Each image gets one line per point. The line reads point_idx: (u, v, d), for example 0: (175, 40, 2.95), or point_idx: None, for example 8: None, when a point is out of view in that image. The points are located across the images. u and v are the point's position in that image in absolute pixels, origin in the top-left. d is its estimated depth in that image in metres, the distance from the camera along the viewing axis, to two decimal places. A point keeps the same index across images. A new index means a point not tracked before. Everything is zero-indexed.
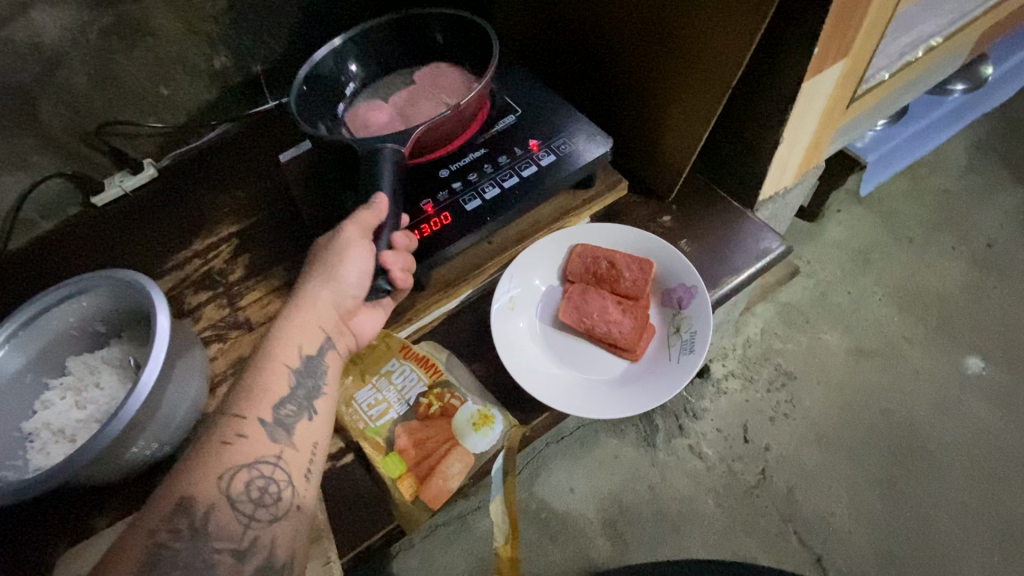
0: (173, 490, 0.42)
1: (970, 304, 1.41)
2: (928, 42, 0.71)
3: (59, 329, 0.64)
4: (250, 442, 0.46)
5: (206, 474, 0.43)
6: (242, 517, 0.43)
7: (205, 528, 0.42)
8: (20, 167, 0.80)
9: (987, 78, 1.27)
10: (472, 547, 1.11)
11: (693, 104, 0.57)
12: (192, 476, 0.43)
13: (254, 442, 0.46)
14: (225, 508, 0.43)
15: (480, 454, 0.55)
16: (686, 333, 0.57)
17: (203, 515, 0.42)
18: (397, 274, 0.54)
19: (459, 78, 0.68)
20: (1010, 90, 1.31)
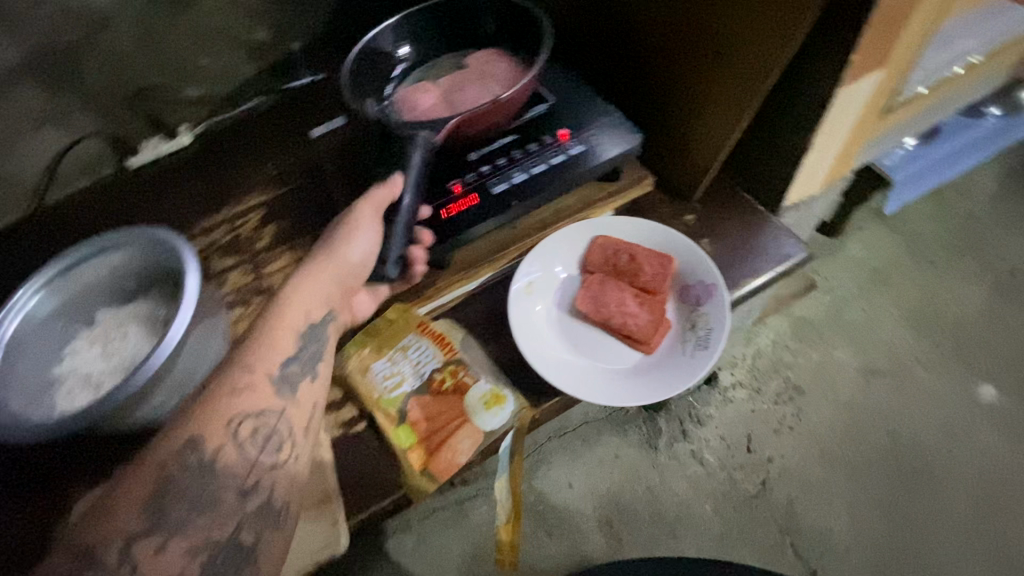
0: (167, 433, 0.43)
1: (989, 331, 1.39)
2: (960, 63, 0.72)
3: (90, 283, 0.67)
4: (256, 392, 0.47)
5: (214, 420, 0.44)
6: (247, 459, 0.44)
7: (212, 466, 0.43)
8: (60, 124, 0.83)
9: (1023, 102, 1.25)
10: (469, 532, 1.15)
11: (728, 100, 0.57)
12: (181, 423, 0.44)
13: (260, 394, 0.47)
14: (231, 450, 0.44)
15: (490, 432, 0.56)
16: (702, 329, 0.56)
17: (210, 455, 0.43)
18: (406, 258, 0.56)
19: (510, 67, 0.65)
20: None
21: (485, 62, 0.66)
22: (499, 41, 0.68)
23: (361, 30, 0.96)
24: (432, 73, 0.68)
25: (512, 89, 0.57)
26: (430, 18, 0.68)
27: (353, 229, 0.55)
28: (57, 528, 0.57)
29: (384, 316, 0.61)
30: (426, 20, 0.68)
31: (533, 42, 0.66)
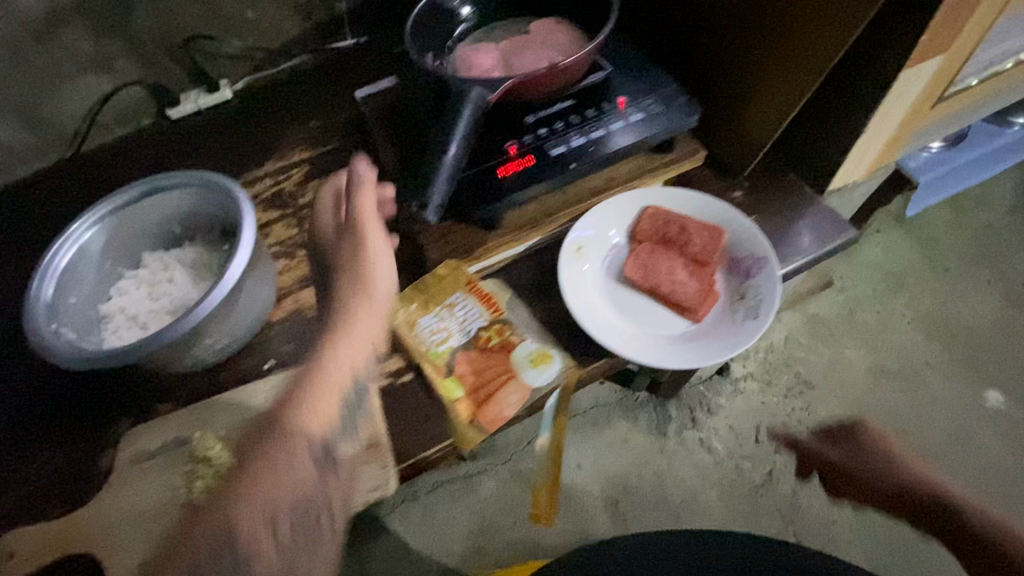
0: None
1: (999, 339, 1.41)
2: (1003, 63, 0.73)
3: (138, 223, 0.66)
4: (327, 414, 0.50)
5: (292, 444, 0.48)
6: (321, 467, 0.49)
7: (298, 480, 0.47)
8: (104, 69, 0.83)
9: None
10: (475, 506, 1.22)
11: (789, 76, 0.57)
12: None
13: (330, 415, 0.50)
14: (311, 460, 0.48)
15: (537, 389, 0.56)
16: (753, 300, 0.56)
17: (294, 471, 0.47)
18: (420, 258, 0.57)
19: (571, 36, 0.65)
20: None
21: (548, 27, 0.66)
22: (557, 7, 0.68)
23: None
24: (494, 35, 0.68)
25: (574, 57, 0.57)
26: None
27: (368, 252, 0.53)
28: (100, 463, 0.58)
29: (434, 272, 0.62)
30: None
31: (594, 11, 0.66)
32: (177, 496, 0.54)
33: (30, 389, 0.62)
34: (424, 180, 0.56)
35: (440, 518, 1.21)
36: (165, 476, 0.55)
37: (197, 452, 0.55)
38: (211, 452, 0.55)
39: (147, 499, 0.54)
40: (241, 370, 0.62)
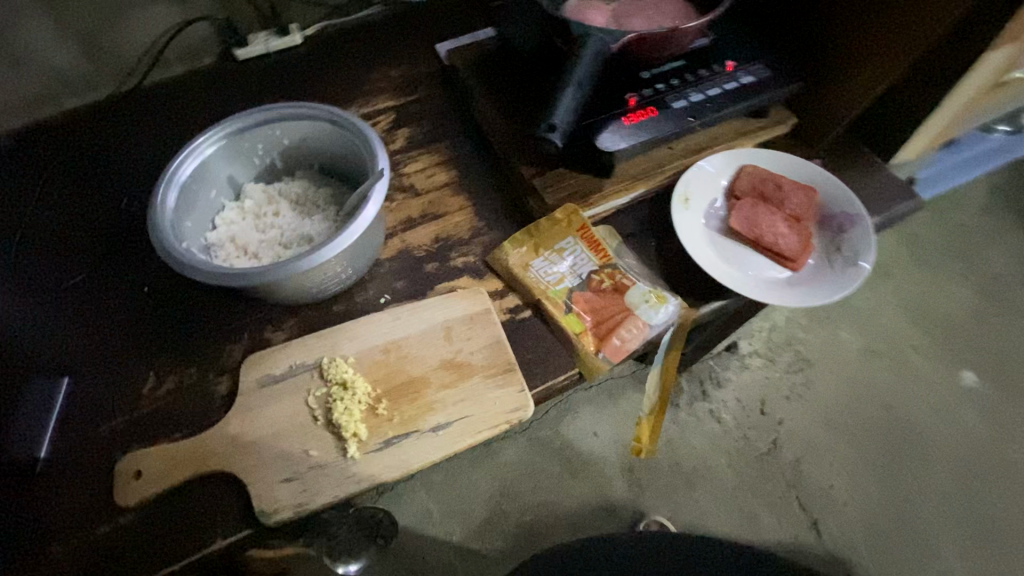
0: None
1: (982, 324, 1.48)
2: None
3: (246, 151, 0.64)
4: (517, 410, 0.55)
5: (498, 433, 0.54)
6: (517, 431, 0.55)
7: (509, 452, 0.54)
8: (177, 0, 0.81)
9: None
10: (498, 472, 1.26)
11: (885, 51, 0.61)
12: None
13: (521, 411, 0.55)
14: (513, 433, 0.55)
15: (654, 326, 0.60)
16: (848, 251, 0.62)
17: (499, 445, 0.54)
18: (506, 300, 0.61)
19: (682, 6, 0.69)
20: None
21: None
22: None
23: None
24: None
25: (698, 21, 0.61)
26: None
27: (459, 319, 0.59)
28: (219, 387, 0.58)
29: (551, 216, 0.65)
30: None
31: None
32: (315, 418, 0.54)
33: (133, 316, 0.62)
34: (552, 103, 0.57)
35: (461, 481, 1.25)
36: (299, 399, 0.55)
37: (332, 376, 0.55)
38: (347, 376, 0.55)
39: (281, 421, 0.54)
40: (354, 305, 0.63)
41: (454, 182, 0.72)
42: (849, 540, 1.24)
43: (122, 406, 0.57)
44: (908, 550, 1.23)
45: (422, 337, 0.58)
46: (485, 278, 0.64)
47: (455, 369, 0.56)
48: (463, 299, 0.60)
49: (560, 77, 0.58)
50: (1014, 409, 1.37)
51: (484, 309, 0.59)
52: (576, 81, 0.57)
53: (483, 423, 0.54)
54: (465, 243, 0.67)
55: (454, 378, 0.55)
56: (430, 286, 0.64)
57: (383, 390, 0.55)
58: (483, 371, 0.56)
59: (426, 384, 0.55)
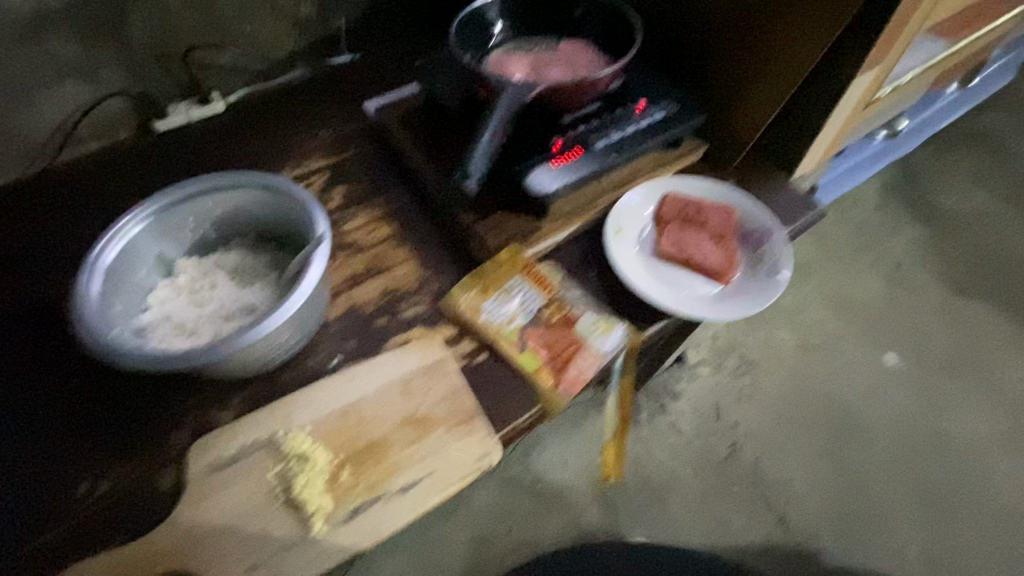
0: None
1: (901, 302, 1.55)
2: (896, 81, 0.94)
3: (176, 227, 0.63)
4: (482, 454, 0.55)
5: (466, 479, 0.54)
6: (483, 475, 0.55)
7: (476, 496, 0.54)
8: (88, 79, 0.78)
9: (922, 114, 1.48)
10: (471, 520, 1.23)
11: (769, 84, 0.72)
12: None
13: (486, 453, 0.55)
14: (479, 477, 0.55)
15: (606, 353, 0.62)
16: (769, 260, 0.68)
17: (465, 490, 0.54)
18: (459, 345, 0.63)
19: (595, 55, 0.75)
20: (938, 124, 1.52)
21: (576, 46, 0.76)
22: (585, 28, 0.78)
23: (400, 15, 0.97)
24: (524, 48, 0.77)
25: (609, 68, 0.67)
26: (529, 6, 0.78)
27: (412, 371, 0.59)
28: (162, 480, 0.55)
29: (494, 259, 0.67)
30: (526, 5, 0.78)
31: (619, 35, 0.75)
32: (274, 497, 0.51)
33: (54, 417, 0.57)
34: (470, 151, 0.64)
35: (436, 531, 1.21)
36: (255, 479, 0.52)
37: (289, 450, 0.53)
38: (305, 447, 0.53)
39: (239, 505, 0.51)
40: (307, 370, 0.61)
41: (397, 234, 0.72)
42: (813, 529, 1.27)
43: (55, 518, 0.53)
44: (865, 531, 1.27)
45: (381, 396, 0.57)
46: (438, 325, 0.65)
47: (417, 424, 0.55)
48: (418, 350, 0.60)
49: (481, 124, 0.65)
50: (936, 383, 1.43)
51: (439, 358, 0.60)
52: (491, 126, 0.64)
53: (453, 476, 0.53)
54: (414, 292, 0.67)
55: (417, 434, 0.55)
56: (383, 340, 0.64)
57: (345, 456, 0.53)
58: (446, 423, 0.55)
59: (388, 445, 0.54)
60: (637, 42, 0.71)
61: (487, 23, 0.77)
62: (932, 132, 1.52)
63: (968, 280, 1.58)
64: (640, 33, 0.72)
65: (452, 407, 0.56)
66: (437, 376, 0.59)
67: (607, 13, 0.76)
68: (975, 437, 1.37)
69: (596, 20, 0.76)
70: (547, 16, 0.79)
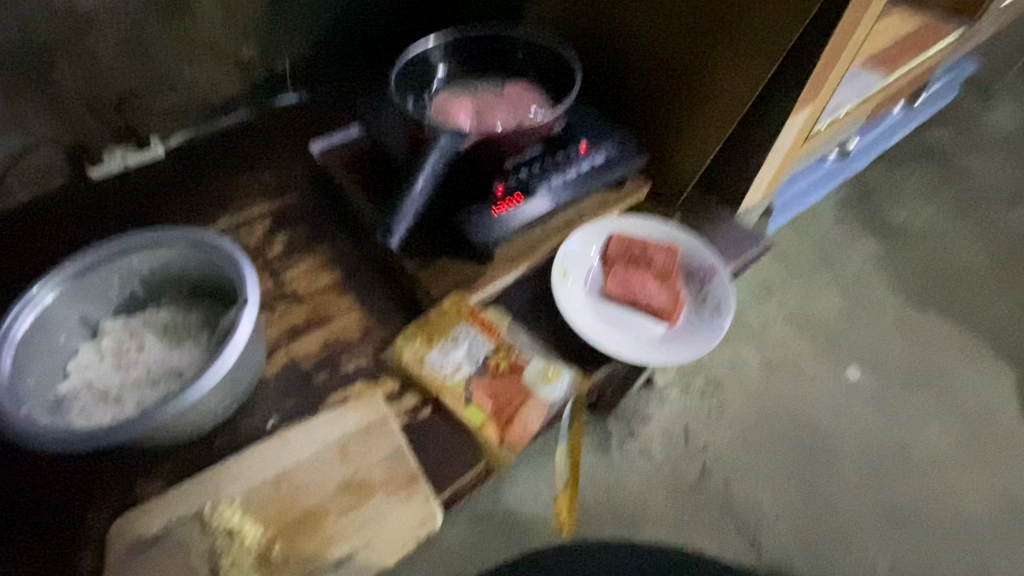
0: None
1: (861, 317, 1.46)
2: (835, 114, 0.97)
3: (101, 288, 0.60)
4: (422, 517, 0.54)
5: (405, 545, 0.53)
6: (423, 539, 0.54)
7: None
8: (12, 128, 0.73)
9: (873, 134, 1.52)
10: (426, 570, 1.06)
11: (708, 125, 0.73)
12: None
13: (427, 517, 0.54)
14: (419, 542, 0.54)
15: (553, 402, 0.61)
16: (712, 301, 0.69)
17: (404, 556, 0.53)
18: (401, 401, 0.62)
19: (538, 98, 0.75)
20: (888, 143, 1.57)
21: (519, 88, 0.76)
22: (528, 71, 0.78)
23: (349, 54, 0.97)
24: (468, 90, 0.77)
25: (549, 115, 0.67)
26: (471, 49, 0.78)
27: (351, 431, 0.57)
28: (81, 563, 0.51)
29: (439, 307, 0.65)
30: (467, 47, 0.78)
31: (561, 78, 0.76)
32: None
33: None
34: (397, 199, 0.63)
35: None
36: (178, 558, 0.50)
37: (216, 526, 0.51)
38: (233, 522, 0.51)
39: None
40: (240, 434, 0.59)
41: (339, 282, 0.71)
42: (786, 559, 1.14)
43: None
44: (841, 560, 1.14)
45: (315, 461, 0.55)
46: (381, 379, 0.63)
47: (354, 491, 0.54)
48: (357, 409, 0.59)
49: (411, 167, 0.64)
50: (899, 397, 1.34)
51: (379, 416, 0.58)
52: (423, 170, 0.63)
53: (391, 544, 0.52)
54: (355, 344, 0.66)
55: (353, 501, 0.53)
56: (322, 398, 0.62)
57: (277, 530, 0.51)
58: (384, 487, 0.54)
59: (323, 514, 0.52)
60: (576, 86, 0.71)
61: (428, 66, 0.76)
62: (882, 152, 1.56)
63: (923, 293, 1.51)
64: (580, 77, 0.73)
65: (392, 470, 0.55)
66: (377, 436, 0.57)
67: (547, 56, 0.77)
68: (936, 449, 1.27)
69: (536, 62, 0.77)
70: (488, 58, 0.79)
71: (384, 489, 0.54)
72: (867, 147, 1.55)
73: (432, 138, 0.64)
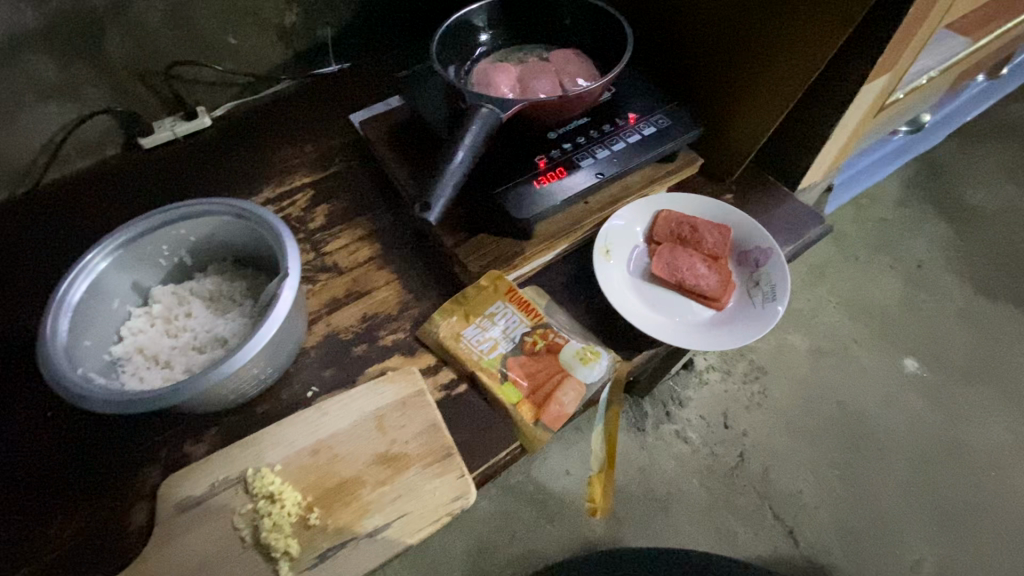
0: None
1: (928, 303, 1.36)
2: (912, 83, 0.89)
3: (150, 255, 0.62)
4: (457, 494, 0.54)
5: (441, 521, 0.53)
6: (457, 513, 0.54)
7: None
8: (69, 97, 0.75)
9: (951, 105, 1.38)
10: (456, 539, 1.07)
11: (767, 99, 0.68)
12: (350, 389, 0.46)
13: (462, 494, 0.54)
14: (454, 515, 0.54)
15: (590, 384, 0.60)
16: (766, 285, 0.65)
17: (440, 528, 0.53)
18: (437, 376, 0.61)
19: (584, 65, 0.71)
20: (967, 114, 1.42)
21: (565, 55, 0.72)
22: (574, 37, 0.74)
23: (388, 21, 0.94)
24: (510, 58, 0.74)
25: (597, 83, 0.63)
26: (515, 13, 0.74)
27: (388, 406, 0.57)
28: (134, 517, 0.54)
29: (477, 283, 0.64)
30: (511, 12, 0.74)
31: (610, 43, 0.72)
32: (241, 538, 0.51)
33: (21, 459, 0.56)
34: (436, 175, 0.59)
35: (414, 553, 1.06)
36: (225, 518, 0.52)
37: (258, 490, 0.52)
38: (274, 488, 0.52)
39: (207, 545, 0.51)
40: (280, 402, 0.60)
41: (378, 256, 0.70)
42: (827, 552, 1.09)
43: (28, 561, 0.52)
44: (887, 556, 1.08)
45: (353, 432, 0.56)
46: (417, 354, 0.63)
47: (390, 463, 0.54)
48: (393, 383, 0.59)
49: (451, 142, 0.60)
50: (959, 391, 1.25)
51: (416, 391, 0.58)
52: (464, 145, 0.59)
53: (424, 518, 0.52)
54: (393, 318, 0.65)
55: (389, 474, 0.54)
56: (359, 370, 0.62)
57: (315, 497, 0.52)
58: (419, 461, 0.54)
59: (359, 484, 0.53)
60: (626, 50, 0.67)
61: (470, 33, 0.73)
62: (961, 124, 1.42)
63: (995, 280, 1.39)
64: (632, 42, 0.68)
65: (428, 445, 0.55)
66: (414, 411, 0.57)
67: (596, 20, 0.72)
68: (999, 447, 1.19)
69: (584, 28, 0.73)
70: (532, 22, 0.75)
71: (421, 463, 0.54)
72: (943, 120, 1.41)
73: (472, 111, 0.59)
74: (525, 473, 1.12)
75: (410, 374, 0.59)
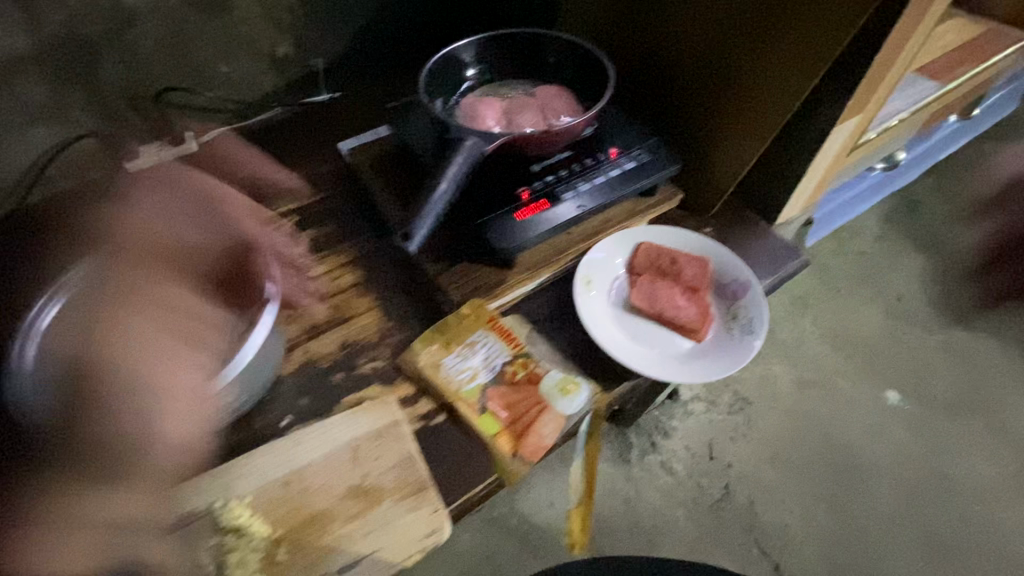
0: None
1: (909, 336, 1.38)
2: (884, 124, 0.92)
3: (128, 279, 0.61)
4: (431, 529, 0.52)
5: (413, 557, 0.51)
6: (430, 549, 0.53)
7: None
8: (57, 120, 0.75)
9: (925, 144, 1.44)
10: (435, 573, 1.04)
11: (742, 137, 0.70)
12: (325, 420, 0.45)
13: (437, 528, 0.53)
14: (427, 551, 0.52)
15: (569, 416, 0.60)
16: (744, 318, 0.66)
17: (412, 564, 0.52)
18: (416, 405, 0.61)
19: (567, 101, 0.73)
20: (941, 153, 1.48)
21: (549, 91, 0.74)
22: (559, 74, 0.77)
23: (379, 52, 0.96)
24: (497, 92, 0.76)
25: (580, 119, 0.64)
26: (502, 50, 0.76)
27: (364, 436, 0.56)
28: None
29: (458, 312, 0.64)
30: (498, 49, 0.76)
31: (593, 80, 0.74)
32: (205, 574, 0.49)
33: None
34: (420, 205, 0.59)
35: None
36: (189, 552, 0.50)
37: (225, 524, 0.51)
38: (241, 521, 0.51)
39: None
40: (254, 431, 0.59)
41: (360, 282, 0.70)
42: None
43: None
44: None
45: (327, 463, 0.55)
46: (396, 382, 0.62)
47: (363, 496, 0.53)
48: (370, 412, 0.58)
49: (435, 173, 0.61)
50: (941, 424, 1.25)
51: (392, 421, 0.57)
52: (448, 177, 0.60)
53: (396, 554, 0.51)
54: (373, 346, 0.65)
55: (362, 507, 0.53)
56: (337, 399, 0.61)
57: (284, 531, 0.51)
58: (394, 494, 0.53)
59: (330, 518, 0.52)
60: (608, 87, 0.69)
61: (458, 67, 0.75)
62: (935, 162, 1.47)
63: (972, 314, 1.42)
64: (614, 81, 0.71)
65: (403, 477, 0.54)
66: (390, 441, 0.56)
67: (580, 58, 0.74)
68: (982, 481, 1.19)
69: (568, 65, 0.75)
70: (518, 59, 0.77)
71: (395, 496, 0.53)
72: (918, 158, 1.46)
73: (457, 144, 0.61)
74: (507, 505, 1.10)
75: (388, 403, 0.58)
